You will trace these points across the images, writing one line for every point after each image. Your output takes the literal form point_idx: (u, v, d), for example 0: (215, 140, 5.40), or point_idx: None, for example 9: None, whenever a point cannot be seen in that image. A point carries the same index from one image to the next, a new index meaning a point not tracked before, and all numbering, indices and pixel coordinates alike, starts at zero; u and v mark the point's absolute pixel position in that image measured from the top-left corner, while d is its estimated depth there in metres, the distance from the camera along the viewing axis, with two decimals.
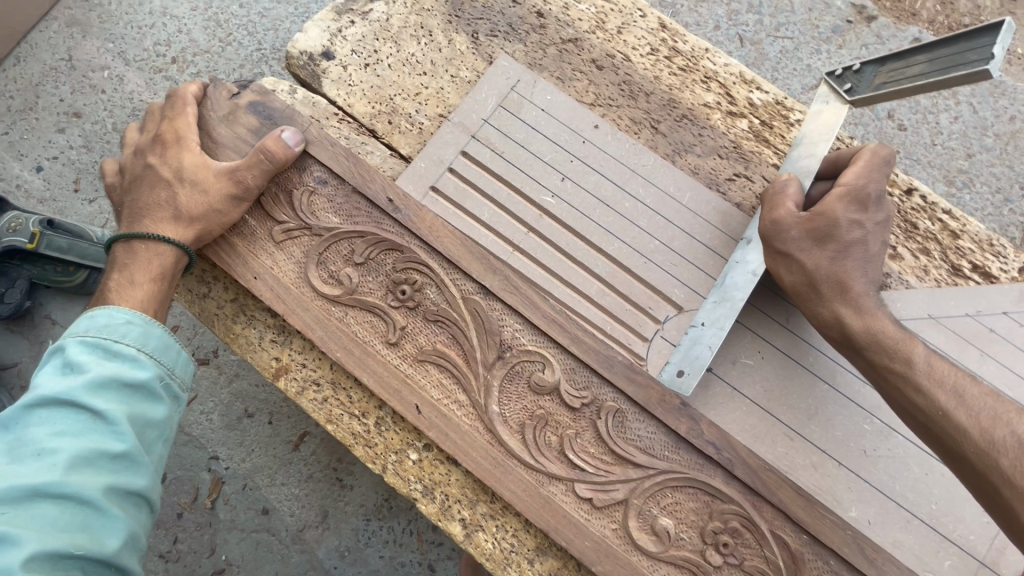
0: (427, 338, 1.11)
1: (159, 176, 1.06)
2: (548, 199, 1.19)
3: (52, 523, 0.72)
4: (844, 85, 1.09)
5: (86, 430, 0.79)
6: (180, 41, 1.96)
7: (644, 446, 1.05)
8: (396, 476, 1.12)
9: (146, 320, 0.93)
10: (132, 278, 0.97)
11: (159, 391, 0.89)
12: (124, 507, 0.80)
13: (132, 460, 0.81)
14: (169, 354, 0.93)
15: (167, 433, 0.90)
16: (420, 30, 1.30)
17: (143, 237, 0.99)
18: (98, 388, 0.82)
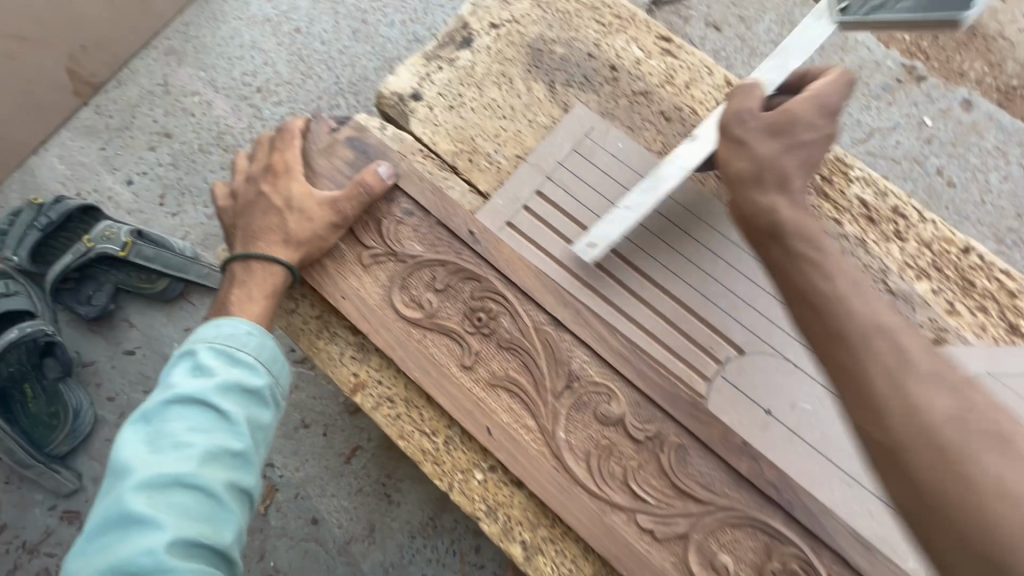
0: (499, 363, 1.18)
1: (271, 204, 1.18)
2: (617, 238, 1.26)
3: (185, 511, 0.80)
4: (840, 5, 1.11)
5: (213, 429, 0.87)
6: (265, 72, 2.13)
7: (706, 483, 1.09)
8: (461, 495, 1.17)
9: (262, 332, 1.01)
10: (250, 294, 1.11)
11: (270, 398, 0.97)
12: (237, 502, 0.87)
13: (247, 459, 0.89)
14: (278, 363, 1.01)
15: (272, 435, 0.98)
16: (502, 77, 1.42)
17: (261, 257, 1.14)
18: (224, 391, 0.91)
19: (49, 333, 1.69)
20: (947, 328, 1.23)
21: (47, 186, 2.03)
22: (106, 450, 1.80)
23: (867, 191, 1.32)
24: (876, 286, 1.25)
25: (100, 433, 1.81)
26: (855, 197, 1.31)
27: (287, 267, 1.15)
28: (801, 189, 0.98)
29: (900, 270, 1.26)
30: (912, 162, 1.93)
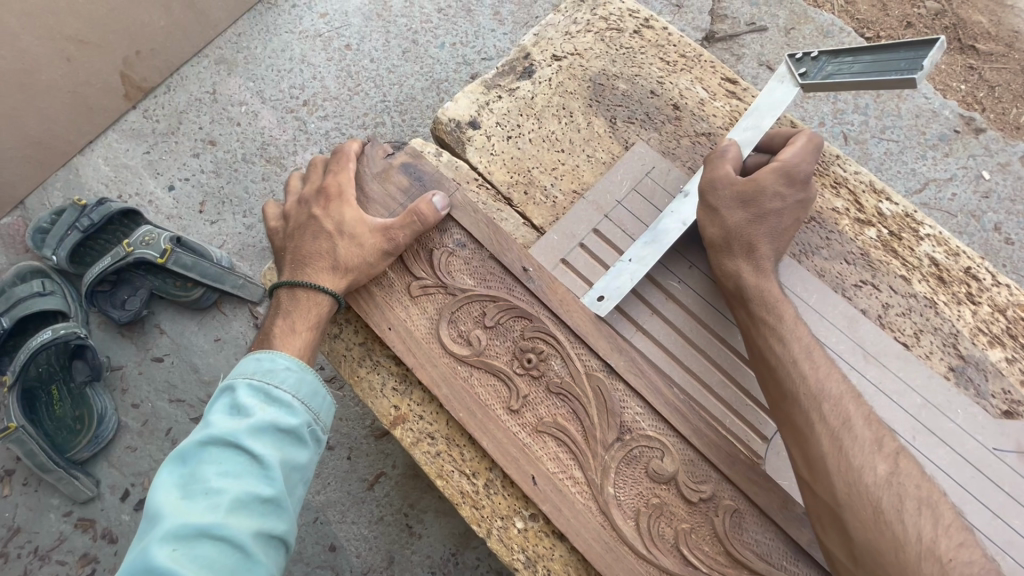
0: (547, 408, 1.13)
1: (323, 228, 1.15)
2: (675, 283, 1.20)
3: (209, 565, 0.75)
4: (800, 70, 1.19)
5: (245, 472, 0.83)
6: (313, 87, 2.14)
7: (762, 553, 1.02)
8: (499, 543, 1.12)
9: (301, 366, 0.98)
10: (294, 326, 1.08)
11: (305, 438, 0.92)
12: (267, 552, 0.82)
13: (278, 505, 0.84)
14: (316, 400, 0.97)
15: (307, 477, 0.93)
16: (562, 110, 1.39)
17: (305, 286, 1.11)
18: (258, 431, 0.87)
19: (82, 337, 1.68)
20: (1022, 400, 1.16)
21: (91, 187, 2.04)
22: (125, 458, 1.76)
23: (938, 250, 1.27)
24: (946, 350, 1.19)
25: (121, 441, 1.78)
26: (925, 255, 1.26)
27: (335, 296, 1.12)
28: (767, 256, 1.11)
29: (972, 335, 1.20)
30: (968, 216, 1.87)
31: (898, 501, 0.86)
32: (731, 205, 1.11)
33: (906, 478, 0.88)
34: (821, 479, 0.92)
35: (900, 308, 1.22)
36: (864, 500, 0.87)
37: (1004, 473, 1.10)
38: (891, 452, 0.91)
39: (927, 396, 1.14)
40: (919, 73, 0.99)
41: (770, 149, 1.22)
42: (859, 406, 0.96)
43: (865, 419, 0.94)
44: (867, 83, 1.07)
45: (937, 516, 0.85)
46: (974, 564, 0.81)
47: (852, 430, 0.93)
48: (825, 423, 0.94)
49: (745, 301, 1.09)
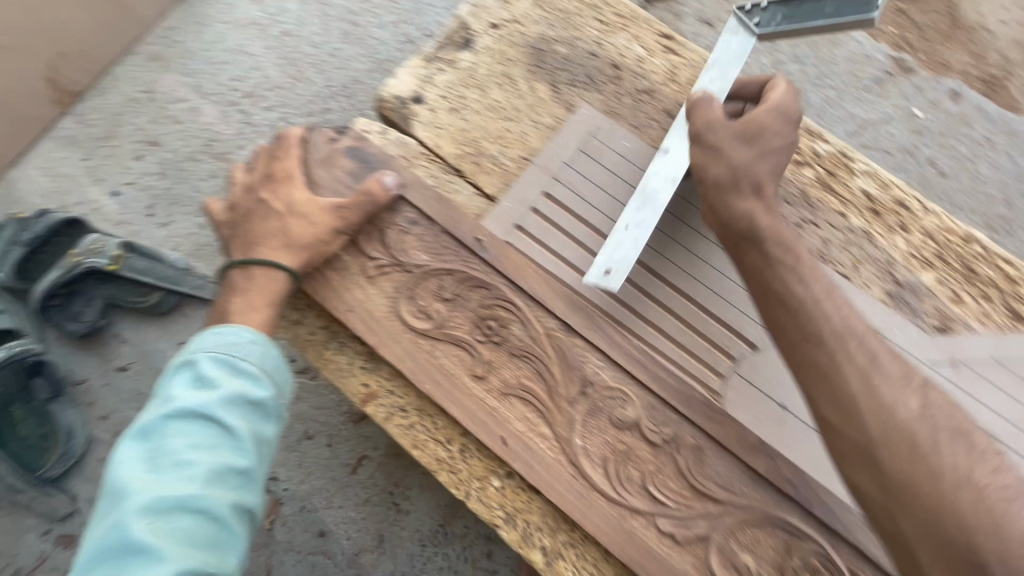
0: (512, 371, 1.16)
1: (273, 215, 1.14)
2: (626, 238, 1.24)
3: (185, 537, 0.77)
4: (753, 20, 1.22)
5: (215, 445, 0.84)
6: (254, 77, 2.08)
7: (724, 483, 1.09)
8: (478, 503, 1.16)
9: (265, 340, 0.97)
10: (251, 303, 1.06)
11: (273, 410, 0.93)
12: (241, 523, 0.84)
13: (250, 477, 0.86)
14: (283, 373, 0.97)
15: (275, 449, 0.94)
16: (505, 78, 1.40)
17: (259, 263, 1.10)
18: (226, 404, 0.87)
19: (39, 353, 1.64)
20: (953, 317, 1.24)
21: (30, 200, 1.96)
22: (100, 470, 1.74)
23: (871, 184, 1.33)
24: (883, 278, 1.26)
25: (94, 453, 1.75)
26: (860, 190, 1.32)
27: (287, 270, 1.11)
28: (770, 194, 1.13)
29: (906, 261, 1.28)
30: (904, 154, 1.96)
31: (934, 433, 0.85)
32: (736, 146, 1.13)
33: (937, 409, 0.88)
34: (854, 418, 0.89)
35: (840, 242, 1.29)
36: (902, 436, 0.86)
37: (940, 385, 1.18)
38: (919, 386, 0.90)
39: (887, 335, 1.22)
40: (875, 12, 1.06)
41: (743, 96, 1.25)
42: (880, 342, 0.95)
43: (890, 354, 0.94)
44: (825, 26, 1.12)
45: (972, 445, 0.85)
46: (1010, 487, 0.81)
47: (880, 366, 0.91)
48: (853, 361, 0.92)
49: (758, 242, 1.08)
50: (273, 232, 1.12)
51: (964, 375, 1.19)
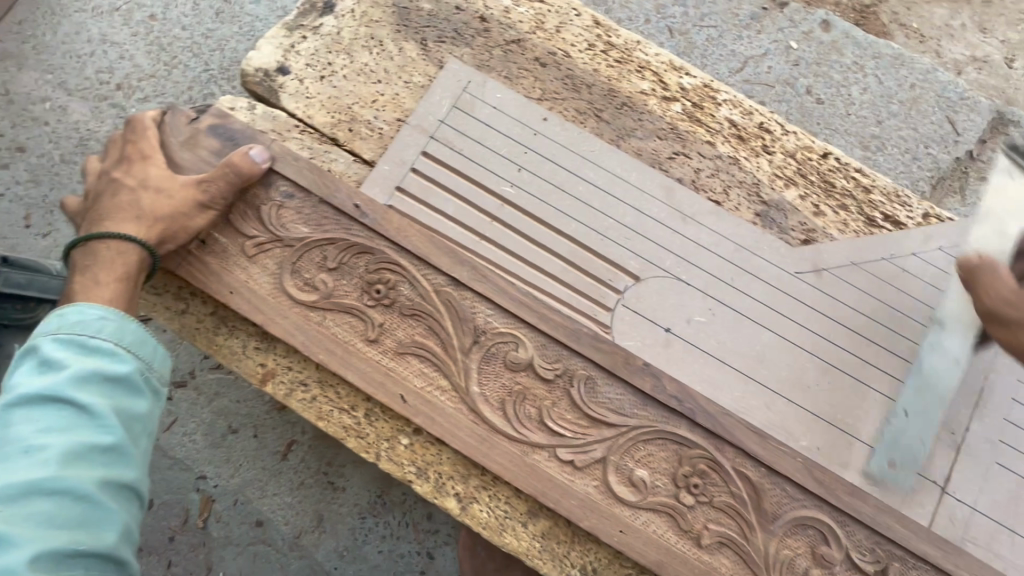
0: (405, 331, 1.18)
1: (136, 205, 1.11)
2: (507, 189, 1.28)
3: (47, 520, 0.79)
4: None
5: (72, 425, 0.86)
6: (124, 67, 1.95)
7: (616, 407, 1.15)
8: (389, 462, 1.18)
9: (120, 316, 1.00)
10: (95, 278, 1.03)
11: (139, 385, 0.96)
12: (116, 498, 0.87)
13: (120, 453, 0.89)
14: (146, 348, 1.00)
15: (152, 425, 0.97)
16: (371, 40, 1.37)
17: (102, 237, 1.06)
18: (81, 383, 0.89)
19: None
20: (816, 228, 1.34)
21: None
22: None
23: (734, 112, 1.40)
24: (751, 200, 1.34)
25: None
26: (724, 118, 1.39)
27: (130, 238, 1.08)
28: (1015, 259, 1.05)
29: (771, 181, 1.36)
30: (784, 85, 2.05)
31: None
32: None
33: None
34: None
35: (710, 170, 1.35)
36: None
37: (806, 291, 1.28)
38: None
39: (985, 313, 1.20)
40: None
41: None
42: None
43: None
44: None
45: None
46: None
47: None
48: None
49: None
50: (140, 220, 1.10)
51: (826, 280, 1.29)
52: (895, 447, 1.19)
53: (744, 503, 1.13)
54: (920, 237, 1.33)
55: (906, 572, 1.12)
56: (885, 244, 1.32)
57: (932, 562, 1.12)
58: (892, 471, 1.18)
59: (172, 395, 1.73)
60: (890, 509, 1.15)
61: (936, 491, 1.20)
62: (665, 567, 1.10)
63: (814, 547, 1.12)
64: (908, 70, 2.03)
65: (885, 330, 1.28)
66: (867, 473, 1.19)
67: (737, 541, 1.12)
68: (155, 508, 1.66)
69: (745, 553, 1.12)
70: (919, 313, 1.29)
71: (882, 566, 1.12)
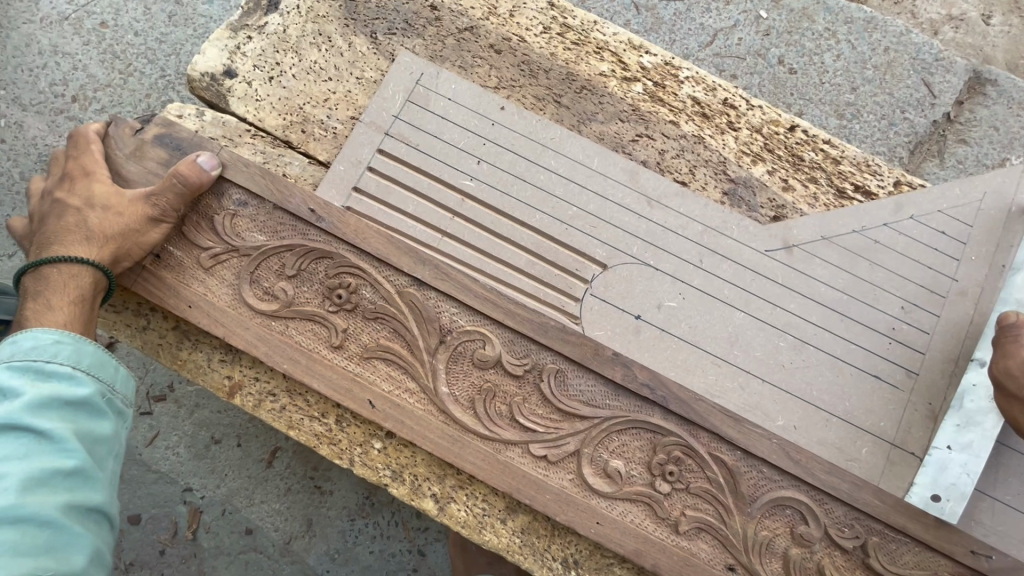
0: (369, 335, 1.16)
1: (85, 223, 1.09)
2: (468, 182, 1.26)
3: (11, 548, 0.74)
4: None
5: (31, 452, 0.81)
6: (78, 78, 1.89)
7: (587, 399, 1.14)
8: (364, 467, 1.17)
9: (76, 339, 0.96)
10: (48, 301, 1.01)
11: (102, 407, 0.92)
12: (84, 523, 0.83)
13: (87, 476, 0.85)
14: (107, 369, 0.96)
15: (119, 447, 0.94)
16: (320, 37, 1.34)
17: (51, 260, 1.04)
18: (38, 409, 0.84)
19: None
20: (785, 204, 1.32)
21: None
22: None
23: (697, 89, 1.37)
24: (718, 179, 1.32)
25: None
26: (687, 96, 1.36)
27: (81, 259, 1.06)
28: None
29: (737, 159, 1.33)
30: (755, 56, 2.00)
31: None
32: None
33: None
34: None
35: (675, 150, 1.32)
36: None
37: (777, 269, 1.25)
38: None
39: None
40: None
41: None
42: None
43: None
44: None
45: None
46: None
47: None
48: None
49: None
50: (91, 239, 1.08)
51: (798, 256, 1.26)
52: (940, 480, 1.14)
53: (721, 488, 1.12)
54: (891, 207, 1.30)
55: (885, 545, 1.12)
56: (857, 215, 1.29)
57: (912, 534, 1.11)
58: (937, 505, 1.13)
59: (152, 409, 1.72)
60: (868, 484, 1.14)
61: None
62: (645, 556, 1.10)
63: (793, 526, 1.12)
64: (881, 33, 1.98)
65: (860, 304, 1.25)
66: (844, 449, 1.19)
67: (716, 525, 1.11)
68: (143, 523, 1.66)
69: (724, 536, 1.11)
70: (893, 284, 1.26)
71: (861, 542, 1.12)
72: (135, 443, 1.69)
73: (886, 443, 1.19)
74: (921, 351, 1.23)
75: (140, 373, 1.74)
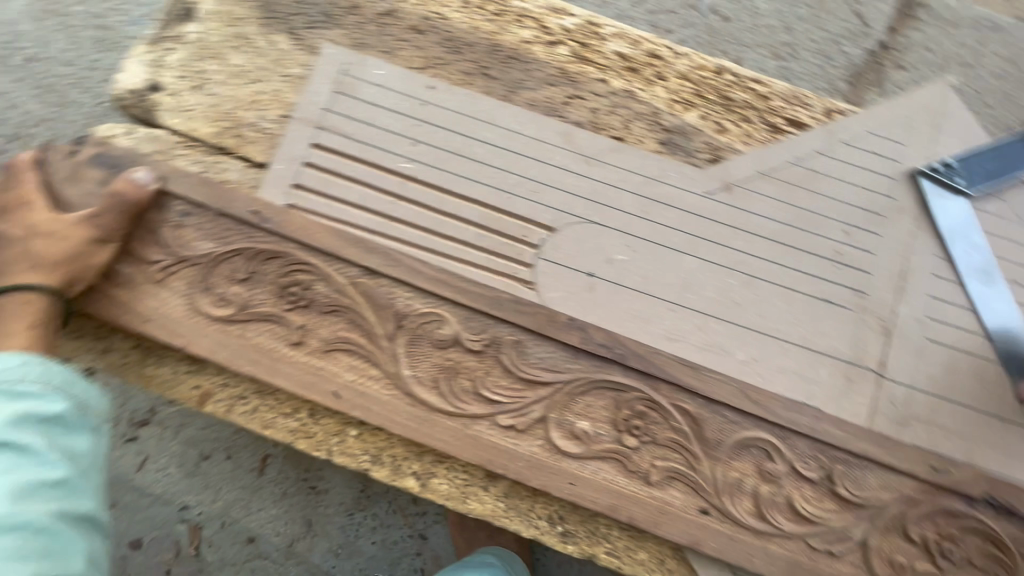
0: (328, 328, 1.17)
1: (16, 242, 1.08)
2: (406, 165, 1.26)
3: (13, 553, 0.79)
4: (950, 163, 1.30)
5: (15, 466, 0.85)
6: (14, 117, 1.79)
7: (548, 365, 1.16)
8: (343, 456, 1.19)
9: (43, 359, 0.97)
10: (8, 330, 1.00)
11: (77, 423, 0.94)
12: (77, 532, 0.88)
13: (72, 487, 0.89)
14: (78, 387, 0.97)
15: (97, 459, 0.97)
16: (239, 40, 1.32)
17: (9, 290, 1.04)
18: (19, 424, 0.87)
19: None
20: (722, 146, 1.33)
21: None
22: None
23: (623, 45, 1.39)
24: (653, 130, 1.33)
25: None
26: (613, 52, 1.38)
27: (38, 287, 1.06)
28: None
29: (669, 108, 1.35)
30: (688, 8, 1.96)
31: None
32: None
33: None
34: None
35: (607, 108, 1.34)
36: None
37: (719, 210, 1.28)
38: None
39: (1016, 237, 1.29)
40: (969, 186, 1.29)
41: None
42: None
43: None
44: (962, 170, 1.30)
45: None
46: None
47: None
48: None
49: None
50: (46, 268, 1.07)
51: (737, 194, 1.29)
52: (911, 399, 1.22)
53: (687, 436, 1.16)
54: (822, 135, 1.32)
55: (850, 472, 1.15)
56: (790, 147, 1.31)
57: (874, 458, 1.15)
58: (905, 427, 1.21)
59: (138, 435, 1.73)
60: (829, 416, 1.17)
61: (919, 396, 1.22)
62: (621, 510, 1.14)
63: (759, 464, 1.16)
64: None
65: (805, 233, 1.28)
66: (804, 374, 1.22)
67: (686, 473, 1.15)
68: (145, 546, 1.69)
69: (694, 482, 1.15)
70: (833, 210, 1.29)
71: (826, 472, 1.15)
72: (125, 470, 1.71)
73: (844, 364, 1.23)
74: (867, 270, 1.27)
75: (120, 401, 1.74)
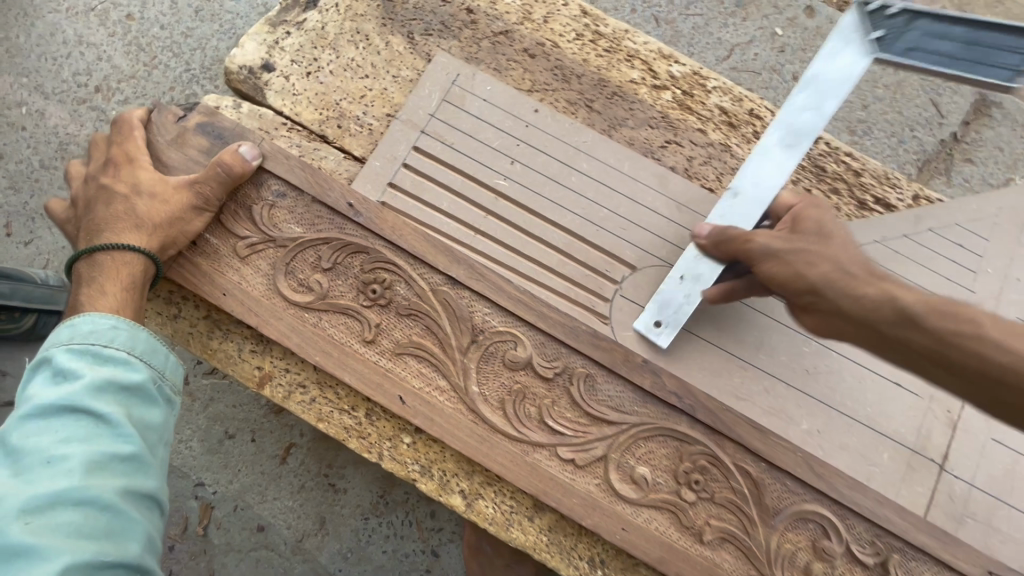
0: (402, 331, 1.17)
1: (117, 195, 1.09)
2: (500, 181, 1.27)
3: (75, 529, 0.72)
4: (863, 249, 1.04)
5: (91, 434, 0.80)
6: (102, 69, 1.81)
7: (616, 405, 1.15)
8: (393, 462, 1.17)
9: (130, 324, 0.94)
10: (102, 289, 1.00)
11: (153, 394, 0.90)
12: (140, 510, 0.81)
13: (140, 461, 0.83)
14: (157, 358, 0.94)
15: (166, 435, 0.91)
16: (357, 35, 1.35)
17: (107, 247, 1.04)
18: (97, 391, 0.83)
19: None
20: None
21: None
22: None
23: (725, 99, 1.41)
24: None
25: None
26: (714, 105, 1.40)
27: (133, 248, 1.05)
28: None
29: None
30: (771, 72, 1.96)
31: None
32: None
33: None
34: None
35: (702, 158, 1.36)
36: None
37: None
38: None
39: None
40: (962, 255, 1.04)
41: None
42: None
43: None
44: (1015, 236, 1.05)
45: None
46: None
47: None
48: None
49: None
50: (144, 228, 1.07)
51: None
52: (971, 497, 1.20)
53: (746, 499, 1.13)
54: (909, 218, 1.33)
55: (905, 563, 1.13)
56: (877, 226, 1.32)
57: (931, 553, 1.12)
58: (962, 524, 1.19)
59: None
60: (890, 502, 1.15)
61: (979, 495, 1.20)
62: (669, 564, 1.10)
63: (814, 540, 1.13)
64: None
65: None
66: (866, 454, 1.20)
67: (739, 536, 1.13)
68: None
69: (746, 548, 1.12)
70: None
71: (881, 558, 1.13)
72: None
73: (908, 451, 1.21)
74: None
75: None
